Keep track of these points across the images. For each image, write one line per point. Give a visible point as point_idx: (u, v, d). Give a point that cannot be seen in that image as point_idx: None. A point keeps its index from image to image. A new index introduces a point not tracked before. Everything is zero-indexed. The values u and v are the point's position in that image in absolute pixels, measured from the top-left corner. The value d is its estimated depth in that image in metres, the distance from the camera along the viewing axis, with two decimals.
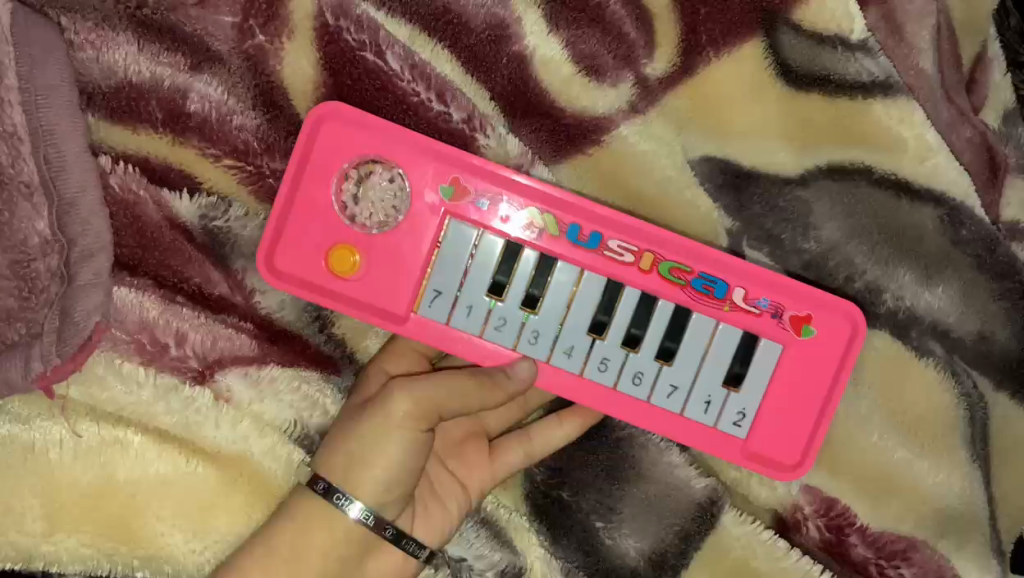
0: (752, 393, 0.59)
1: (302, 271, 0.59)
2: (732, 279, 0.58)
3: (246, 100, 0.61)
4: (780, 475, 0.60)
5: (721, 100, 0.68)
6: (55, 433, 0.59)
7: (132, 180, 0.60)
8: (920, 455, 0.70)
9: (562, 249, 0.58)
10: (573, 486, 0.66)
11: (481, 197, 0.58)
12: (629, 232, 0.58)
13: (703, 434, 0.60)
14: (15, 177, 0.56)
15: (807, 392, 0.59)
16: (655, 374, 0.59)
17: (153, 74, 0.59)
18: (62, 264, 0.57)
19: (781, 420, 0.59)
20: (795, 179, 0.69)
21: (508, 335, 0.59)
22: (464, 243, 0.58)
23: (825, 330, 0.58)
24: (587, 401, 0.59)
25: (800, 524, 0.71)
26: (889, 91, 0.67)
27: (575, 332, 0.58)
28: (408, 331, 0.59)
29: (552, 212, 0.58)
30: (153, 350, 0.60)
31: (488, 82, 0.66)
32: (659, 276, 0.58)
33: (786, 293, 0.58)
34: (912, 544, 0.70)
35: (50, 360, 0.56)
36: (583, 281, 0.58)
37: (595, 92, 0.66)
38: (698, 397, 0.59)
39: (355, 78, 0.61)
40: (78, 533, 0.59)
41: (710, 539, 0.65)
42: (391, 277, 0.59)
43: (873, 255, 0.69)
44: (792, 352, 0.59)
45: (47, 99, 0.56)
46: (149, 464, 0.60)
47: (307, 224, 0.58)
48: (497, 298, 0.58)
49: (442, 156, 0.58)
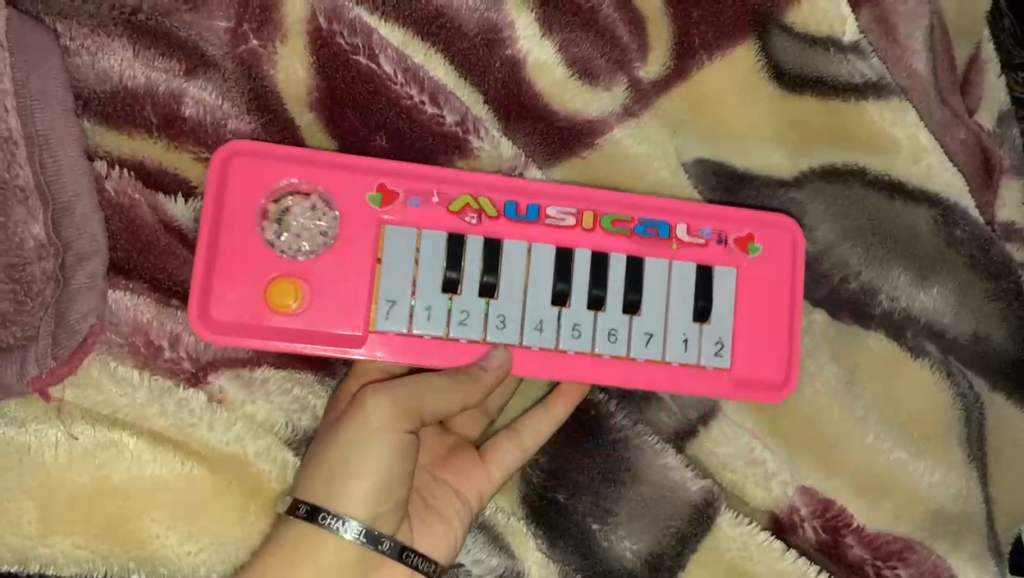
0: (724, 321, 0.61)
1: (242, 314, 0.57)
2: (671, 220, 0.62)
3: (240, 105, 0.61)
4: (771, 396, 0.62)
5: (714, 102, 0.69)
6: (51, 436, 0.58)
7: (127, 184, 0.60)
8: (917, 455, 0.69)
9: (503, 229, 0.60)
10: (569, 489, 0.66)
11: (412, 197, 0.59)
12: (560, 198, 0.61)
13: (688, 374, 0.60)
14: (10, 182, 0.55)
15: (771, 309, 0.62)
16: (627, 327, 0.60)
17: (148, 80, 0.60)
18: (58, 267, 0.56)
19: (756, 342, 0.61)
20: (789, 180, 0.70)
21: (476, 327, 0.58)
22: (405, 243, 0.58)
23: (769, 242, 0.62)
24: (568, 373, 0.59)
25: (796, 526, 0.68)
26: (882, 93, 0.70)
27: (537, 306, 0.59)
28: (372, 349, 0.58)
29: (482, 197, 0.60)
30: (146, 353, 0.59)
31: (481, 84, 0.65)
32: (604, 232, 0.61)
33: (723, 220, 0.62)
34: (908, 543, 0.67)
35: (45, 362, 0.56)
36: (532, 253, 0.59)
37: (590, 94, 0.66)
38: (675, 337, 0.60)
39: (348, 81, 0.62)
40: (72, 536, 0.57)
41: (708, 540, 0.66)
42: (332, 303, 0.58)
43: (868, 256, 0.69)
44: (745, 274, 0.62)
45: (42, 105, 0.57)
46: (145, 466, 0.59)
47: (234, 274, 0.57)
48: (454, 293, 0.58)
49: (361, 167, 0.60)
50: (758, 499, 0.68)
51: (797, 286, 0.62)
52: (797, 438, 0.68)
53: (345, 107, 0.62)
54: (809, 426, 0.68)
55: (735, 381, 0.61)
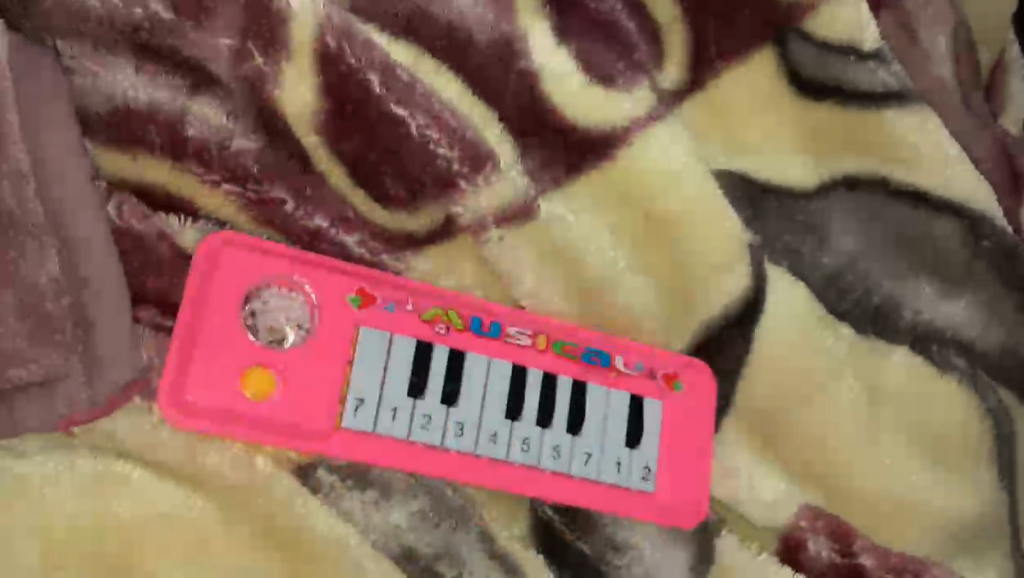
0: (650, 447, 0.62)
1: (215, 402, 0.53)
2: (610, 350, 0.63)
3: (247, 125, 0.58)
4: (687, 521, 0.62)
5: (733, 113, 0.67)
6: (49, 468, 0.51)
7: (133, 211, 0.57)
8: (942, 480, 0.66)
9: (467, 342, 0.59)
10: (582, 525, 0.61)
11: (389, 301, 0.58)
12: (518, 318, 0.61)
13: (620, 496, 0.60)
14: (23, 217, 0.51)
15: (699, 435, 0.63)
16: (570, 445, 0.59)
17: (150, 99, 0.56)
18: (76, 300, 0.52)
19: (683, 461, 0.63)
20: (810, 191, 0.67)
21: (437, 432, 0.56)
22: (377, 348, 0.56)
23: (693, 385, 0.64)
24: (511, 485, 0.58)
25: (806, 542, 0.64)
26: (904, 102, 0.69)
27: (492, 417, 0.58)
28: (336, 449, 0.54)
29: (452, 309, 0.59)
30: (154, 388, 0.54)
31: (496, 103, 0.62)
32: (553, 355, 0.61)
33: (650, 349, 0.64)
34: (924, 564, 0.65)
35: (78, 400, 0.52)
36: (489, 369, 0.59)
37: (612, 102, 0.64)
38: (610, 460, 0.60)
39: (358, 104, 0.59)
40: (70, 575, 0.49)
41: (721, 565, 0.62)
42: (310, 392, 0.55)
43: (890, 268, 0.68)
44: (671, 409, 0.63)
45: (51, 139, 0.53)
46: (146, 502, 0.52)
47: (212, 356, 0.54)
48: (417, 397, 0.56)
49: (347, 269, 0.58)
50: (767, 523, 0.64)
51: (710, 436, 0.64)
52: (815, 461, 0.65)
53: (352, 130, 0.60)
54: (821, 445, 0.65)
55: (661, 505, 0.61)
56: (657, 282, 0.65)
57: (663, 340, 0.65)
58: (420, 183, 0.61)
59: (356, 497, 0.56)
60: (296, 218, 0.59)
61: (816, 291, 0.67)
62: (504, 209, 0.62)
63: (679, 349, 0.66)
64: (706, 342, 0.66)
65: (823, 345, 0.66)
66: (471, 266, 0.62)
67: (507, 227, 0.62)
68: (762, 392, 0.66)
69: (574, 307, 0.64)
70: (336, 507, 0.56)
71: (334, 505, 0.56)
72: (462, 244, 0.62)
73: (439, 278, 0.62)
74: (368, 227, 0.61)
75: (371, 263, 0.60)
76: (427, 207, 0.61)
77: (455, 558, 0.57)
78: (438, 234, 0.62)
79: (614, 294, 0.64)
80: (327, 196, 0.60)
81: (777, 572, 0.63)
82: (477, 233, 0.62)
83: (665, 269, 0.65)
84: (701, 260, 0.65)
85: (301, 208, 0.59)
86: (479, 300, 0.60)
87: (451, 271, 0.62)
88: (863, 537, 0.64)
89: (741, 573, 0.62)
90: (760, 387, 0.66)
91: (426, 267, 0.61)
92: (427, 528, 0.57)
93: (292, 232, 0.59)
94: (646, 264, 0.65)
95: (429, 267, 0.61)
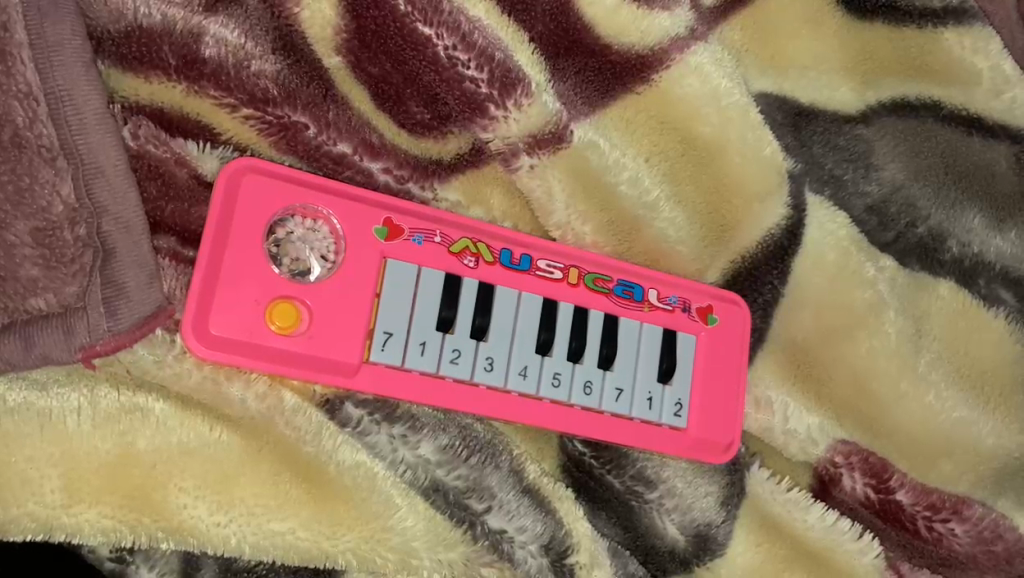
0: (684, 382, 0.60)
1: (240, 336, 0.51)
2: (645, 283, 0.60)
3: (265, 44, 0.55)
4: (717, 459, 0.60)
5: (774, 31, 0.65)
6: (72, 400, 0.50)
7: (149, 134, 0.54)
8: (981, 416, 0.64)
9: (497, 275, 0.57)
10: (612, 460, 0.60)
11: (416, 233, 0.55)
12: (550, 251, 0.59)
13: (650, 434, 0.58)
14: (31, 141, 0.48)
15: (730, 373, 0.61)
16: (601, 380, 0.57)
17: (164, 18, 0.53)
18: (94, 232, 0.49)
19: (714, 401, 0.60)
20: (856, 116, 0.66)
21: (465, 366, 0.55)
22: (405, 280, 0.54)
23: (728, 321, 0.61)
24: (538, 421, 0.56)
25: (839, 478, 0.63)
26: (964, 18, 0.66)
27: (523, 352, 0.56)
28: (363, 383, 0.53)
29: (482, 241, 0.57)
30: (178, 320, 0.52)
31: (527, 22, 0.59)
32: (587, 289, 0.59)
33: (685, 286, 0.61)
34: (962, 499, 0.62)
35: (99, 334, 0.49)
36: (521, 301, 0.57)
37: (648, 18, 0.60)
38: (641, 396, 0.58)
39: (379, 23, 0.56)
40: (98, 504, 0.49)
41: (747, 503, 0.61)
42: (337, 327, 0.53)
43: (937, 198, 0.66)
44: (705, 343, 0.61)
45: (60, 55, 0.49)
46: (171, 433, 0.51)
47: (238, 285, 0.51)
48: (445, 331, 0.54)
49: (374, 198, 0.56)
50: (798, 459, 0.63)
51: (744, 371, 0.61)
52: (851, 397, 0.63)
53: (376, 53, 0.57)
54: (861, 382, 0.63)
55: (693, 442, 0.59)
56: (694, 212, 0.63)
57: (698, 269, 0.63)
58: (446, 108, 0.58)
59: (384, 432, 0.55)
60: (319, 142, 0.56)
61: (860, 220, 0.64)
62: (535, 139, 0.58)
63: (713, 282, 0.63)
64: (741, 274, 0.63)
65: (867, 276, 0.63)
66: (499, 195, 0.60)
67: (539, 155, 0.59)
68: (806, 324, 0.63)
69: (607, 238, 0.62)
70: (365, 442, 0.54)
71: (362, 438, 0.55)
72: (487, 174, 0.60)
73: (468, 208, 0.60)
74: (397, 155, 0.58)
75: (396, 190, 0.58)
76: (453, 135, 0.59)
77: (485, 490, 0.56)
78: (461, 164, 0.59)
79: (647, 226, 0.62)
80: (355, 123, 0.57)
81: (809, 508, 0.61)
82: (506, 161, 0.59)
83: (701, 199, 0.63)
84: (740, 189, 0.63)
85: (323, 134, 0.56)
86: (510, 232, 0.58)
87: (479, 200, 0.60)
88: (901, 473, 0.63)
89: (771, 509, 0.61)
90: (802, 320, 0.63)
91: (454, 198, 0.60)
92: (457, 461, 0.55)
93: (315, 158, 0.56)
94: (681, 197, 0.63)
95: (457, 198, 0.60)
